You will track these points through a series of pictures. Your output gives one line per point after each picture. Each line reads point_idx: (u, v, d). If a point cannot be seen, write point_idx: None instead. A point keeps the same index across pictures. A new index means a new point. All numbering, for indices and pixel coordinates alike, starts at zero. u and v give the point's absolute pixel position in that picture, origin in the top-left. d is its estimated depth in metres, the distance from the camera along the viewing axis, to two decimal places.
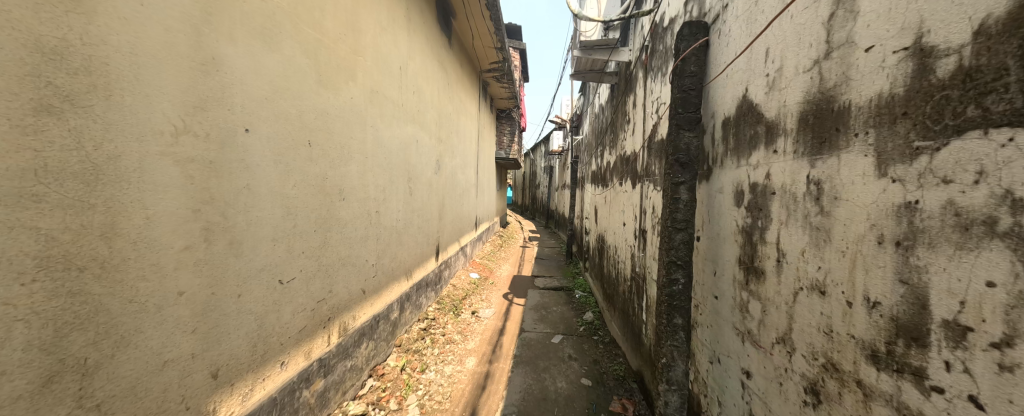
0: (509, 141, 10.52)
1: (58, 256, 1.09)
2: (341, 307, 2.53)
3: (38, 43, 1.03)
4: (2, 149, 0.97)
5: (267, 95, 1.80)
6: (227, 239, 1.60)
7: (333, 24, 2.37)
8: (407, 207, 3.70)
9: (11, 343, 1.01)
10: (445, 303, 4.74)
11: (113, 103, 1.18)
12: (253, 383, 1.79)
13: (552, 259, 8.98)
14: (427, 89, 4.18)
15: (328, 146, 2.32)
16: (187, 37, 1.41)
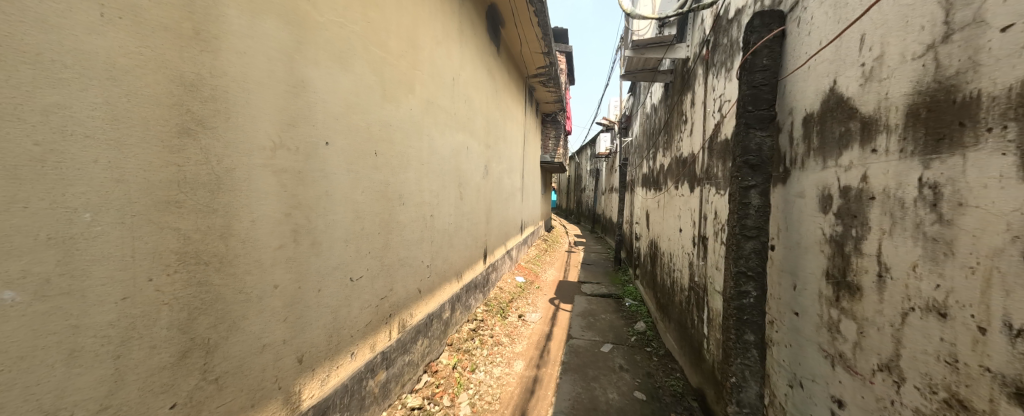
0: (555, 145, 10.48)
1: (192, 251, 1.27)
2: (400, 304, 2.70)
3: (183, 77, 1.23)
4: (156, 165, 1.16)
5: (341, 111, 2.01)
6: (310, 240, 1.80)
7: (395, 42, 2.57)
8: (457, 211, 3.84)
9: (160, 322, 1.20)
10: (492, 305, 4.84)
11: (230, 124, 1.39)
12: (329, 370, 1.99)
13: (598, 264, 8.76)
14: (477, 97, 4.34)
15: (390, 155, 2.51)
16: (282, 64, 1.63)
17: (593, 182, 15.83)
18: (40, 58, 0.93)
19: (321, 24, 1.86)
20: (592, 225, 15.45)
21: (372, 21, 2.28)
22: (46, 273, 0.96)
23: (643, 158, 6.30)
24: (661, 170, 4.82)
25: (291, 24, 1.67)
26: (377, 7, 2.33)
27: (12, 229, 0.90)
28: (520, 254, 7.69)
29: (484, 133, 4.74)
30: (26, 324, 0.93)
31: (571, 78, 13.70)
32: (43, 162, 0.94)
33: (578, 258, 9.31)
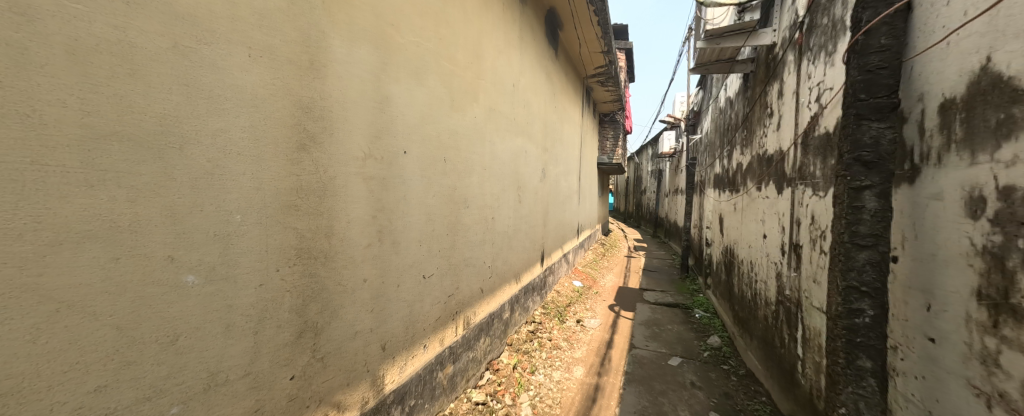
0: (614, 145, 10.11)
1: (306, 248, 1.48)
2: (464, 302, 2.84)
3: (300, 101, 1.44)
4: (282, 174, 1.37)
5: (417, 122, 2.19)
6: (391, 239, 1.99)
7: (463, 54, 2.72)
8: (516, 214, 3.91)
9: (283, 306, 1.40)
10: (550, 308, 4.81)
11: (333, 138, 1.60)
12: (406, 359, 2.17)
13: (663, 271, 8.24)
14: (535, 101, 4.38)
15: (457, 161, 2.66)
16: (371, 83, 1.83)
17: (655, 183, 14.98)
18: (212, 94, 1.10)
19: (401, 44, 2.05)
20: (654, 228, 14.62)
21: (442, 37, 2.44)
22: (213, 262, 1.13)
23: (715, 157, 5.79)
24: (738, 169, 4.37)
25: (377, 47, 1.86)
26: (446, 23, 2.49)
27: (194, 226, 1.07)
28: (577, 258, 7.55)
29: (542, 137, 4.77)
30: (201, 300, 1.10)
31: (631, 75, 13.13)
32: (212, 173, 1.11)
33: (640, 264, 8.86)
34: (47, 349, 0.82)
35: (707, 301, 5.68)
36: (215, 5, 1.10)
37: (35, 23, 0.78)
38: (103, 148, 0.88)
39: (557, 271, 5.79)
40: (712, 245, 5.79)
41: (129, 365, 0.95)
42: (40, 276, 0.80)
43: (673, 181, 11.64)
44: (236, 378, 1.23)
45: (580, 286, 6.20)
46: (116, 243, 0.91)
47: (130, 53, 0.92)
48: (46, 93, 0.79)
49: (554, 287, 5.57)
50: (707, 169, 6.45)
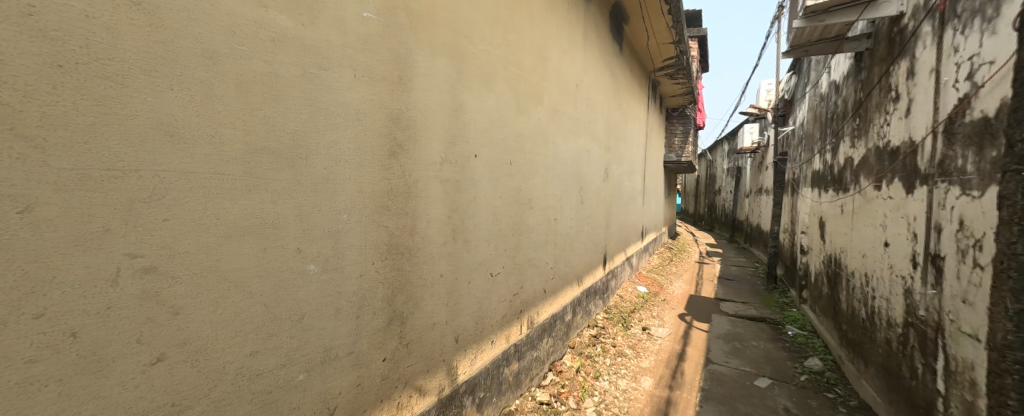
0: (683, 141, 9.38)
1: (394, 245, 1.64)
2: (528, 302, 2.89)
3: (392, 113, 1.60)
4: (377, 179, 1.53)
5: (485, 126, 2.27)
6: (462, 238, 2.11)
7: (528, 58, 2.76)
8: (578, 215, 3.83)
9: (377, 295, 1.56)
10: (614, 313, 4.61)
11: (416, 145, 1.75)
12: (476, 353, 2.28)
13: (743, 280, 7.41)
14: (599, 100, 4.26)
15: (522, 162, 2.71)
16: (447, 93, 1.96)
17: (732, 183, 13.56)
18: (326, 111, 1.27)
19: (474, 53, 2.16)
20: (732, 232, 13.24)
21: (509, 43, 2.51)
22: (326, 254, 1.31)
23: (814, 152, 5.01)
24: (846, 165, 3.72)
25: (453, 58, 1.98)
26: (513, 30, 2.55)
27: (314, 223, 1.25)
28: (641, 262, 7.13)
29: (606, 136, 4.62)
30: (319, 286, 1.29)
31: (704, 64, 12.04)
32: (327, 178, 1.29)
33: (715, 272, 8.09)
34: (221, 320, 0.98)
35: (801, 316, 4.97)
36: (330, 35, 1.28)
37: (218, 63, 0.95)
38: (257, 160, 1.05)
39: (620, 275, 5.54)
40: (809, 253, 5.04)
41: (271, 336, 1.12)
42: (218, 261, 0.97)
43: (756, 180, 10.41)
44: (344, 355, 1.41)
45: (647, 292, 5.85)
46: (265, 236, 1.08)
47: (270, 82, 1.08)
48: (223, 119, 0.96)
49: (617, 291, 5.33)
50: (802, 165, 5.63)
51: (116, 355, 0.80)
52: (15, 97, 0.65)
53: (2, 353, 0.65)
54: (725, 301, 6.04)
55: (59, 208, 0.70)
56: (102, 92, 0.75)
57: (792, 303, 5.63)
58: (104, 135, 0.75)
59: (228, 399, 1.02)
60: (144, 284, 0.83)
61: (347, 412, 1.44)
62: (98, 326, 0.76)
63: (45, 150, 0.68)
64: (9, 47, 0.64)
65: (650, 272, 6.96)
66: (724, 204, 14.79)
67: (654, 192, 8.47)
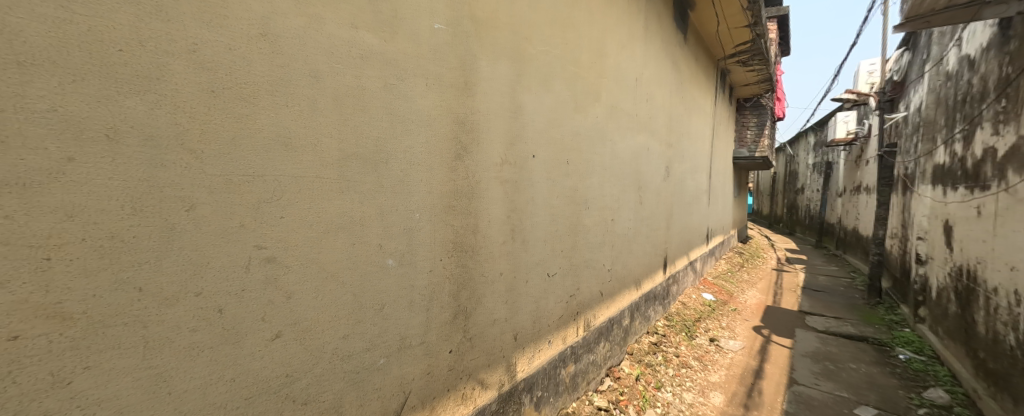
0: (758, 135, 8.46)
1: (459, 243, 1.72)
2: (585, 304, 2.83)
3: (457, 118, 1.67)
4: (445, 180, 1.62)
5: (543, 127, 2.27)
6: (520, 238, 2.14)
7: (586, 55, 2.70)
8: (637, 216, 3.65)
9: (445, 290, 1.65)
10: (676, 321, 4.31)
11: (480, 148, 1.82)
12: (533, 352, 2.29)
13: (835, 292, 6.47)
14: (660, 94, 4.02)
15: (579, 162, 2.66)
16: (508, 95, 2.00)
17: (819, 180, 11.92)
18: (401, 119, 1.38)
19: (534, 55, 2.17)
20: (818, 236, 11.65)
21: (567, 41, 2.48)
22: (402, 250, 1.42)
23: (936, 142, 4.19)
24: (985, 157, 3.04)
25: (513, 61, 2.02)
26: (572, 28, 2.52)
27: (392, 221, 1.36)
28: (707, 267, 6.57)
29: (668, 132, 4.35)
30: (395, 279, 1.40)
31: (784, 47, 10.74)
32: (401, 180, 1.39)
33: (799, 281, 7.18)
34: (320, 305, 1.12)
35: (917, 338, 4.18)
36: (406, 48, 1.38)
37: (320, 80, 1.08)
38: (347, 165, 1.18)
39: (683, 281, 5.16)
40: (928, 262, 4.22)
41: (358, 323, 1.25)
42: (319, 254, 1.10)
43: (852, 176, 9.01)
44: (416, 344, 1.51)
45: (714, 300, 5.37)
46: (353, 232, 1.21)
47: (357, 94, 1.20)
48: (323, 129, 1.10)
49: (680, 297, 4.97)
50: (918, 158, 4.74)
51: (249, 329, 0.94)
52: (185, 118, 0.80)
53: (175, 323, 0.80)
54: (811, 314, 5.33)
55: (212, 207, 0.85)
56: (240, 110, 0.89)
57: (903, 322, 4.77)
58: (242, 145, 0.90)
59: (325, 376, 1.15)
60: (267, 271, 0.97)
61: (419, 397, 1.54)
62: (237, 304, 0.91)
63: (202, 160, 0.83)
64: (181, 78, 0.79)
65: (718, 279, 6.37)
66: (809, 203, 13.05)
67: (722, 192, 7.77)
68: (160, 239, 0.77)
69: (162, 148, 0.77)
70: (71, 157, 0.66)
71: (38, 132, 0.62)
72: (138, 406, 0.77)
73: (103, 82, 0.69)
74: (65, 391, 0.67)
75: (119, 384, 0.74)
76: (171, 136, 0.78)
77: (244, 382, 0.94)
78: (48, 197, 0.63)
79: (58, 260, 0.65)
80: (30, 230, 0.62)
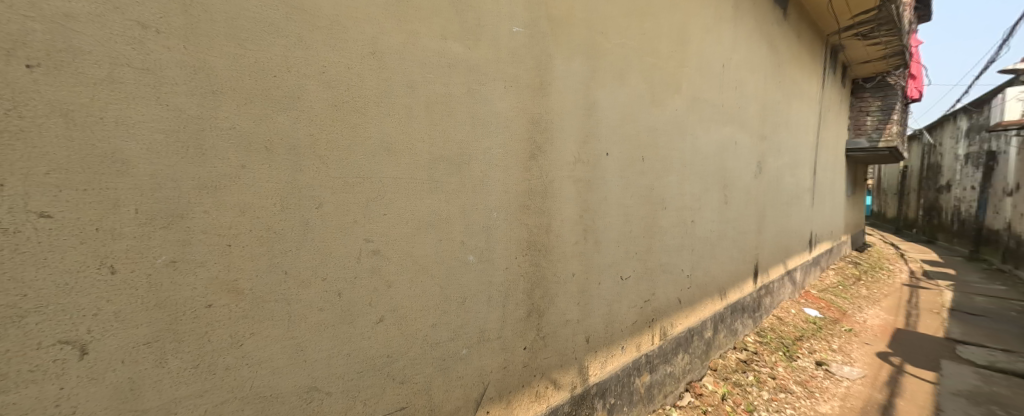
0: (883, 121, 7.00)
1: (533, 242, 1.73)
2: (661, 311, 2.64)
3: (533, 118, 1.69)
4: (521, 180, 1.65)
5: (618, 123, 2.18)
6: (593, 238, 2.08)
7: (666, 44, 2.52)
8: (721, 217, 3.29)
9: (520, 287, 1.68)
10: (771, 337, 3.79)
11: (554, 146, 1.81)
12: (606, 358, 2.22)
13: (1002, 318, 5.07)
14: (753, 80, 3.58)
15: (656, 159, 2.50)
16: (582, 92, 1.95)
17: (975, 175, 9.46)
18: (482, 121, 1.44)
19: (609, 49, 2.09)
20: (973, 246, 9.25)
21: (645, 31, 2.34)
22: (482, 246, 1.48)
23: None
24: None
25: (589, 57, 1.97)
26: (650, 16, 2.37)
27: (472, 219, 1.43)
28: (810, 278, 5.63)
29: (761, 122, 3.84)
30: (476, 275, 1.47)
31: (923, 12, 8.71)
32: (481, 180, 1.46)
33: (944, 301, 5.78)
34: (413, 295, 1.23)
35: None
36: (486, 54, 1.44)
37: (414, 90, 1.19)
38: (435, 167, 1.27)
39: (779, 293, 4.49)
40: None
41: (443, 314, 1.34)
42: (412, 248, 1.21)
43: None
44: (493, 338, 1.57)
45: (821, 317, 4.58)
46: (440, 229, 1.30)
47: (442, 100, 1.29)
48: (416, 135, 1.20)
49: (775, 311, 4.34)
50: None
51: (359, 311, 1.07)
52: (315, 129, 0.94)
53: (309, 301, 0.96)
54: (964, 344, 4.25)
55: (334, 204, 0.99)
56: (354, 121, 1.03)
57: None
58: (353, 151, 1.02)
59: (416, 361, 1.26)
60: (373, 262, 1.10)
61: (496, 390, 1.60)
62: (351, 288, 1.05)
63: (327, 164, 0.97)
64: (313, 97, 0.94)
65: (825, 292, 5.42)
66: (957, 204, 10.44)
67: (831, 191, 6.59)
68: (298, 230, 0.92)
69: (301, 156, 0.92)
70: (244, 164, 0.82)
71: (224, 145, 0.79)
72: (285, 369, 0.92)
73: (262, 103, 0.85)
74: (238, 351, 0.84)
75: (272, 349, 0.90)
76: (306, 145, 0.93)
77: (357, 357, 1.08)
78: (230, 196, 0.80)
79: (235, 246, 0.82)
80: (218, 222, 0.79)
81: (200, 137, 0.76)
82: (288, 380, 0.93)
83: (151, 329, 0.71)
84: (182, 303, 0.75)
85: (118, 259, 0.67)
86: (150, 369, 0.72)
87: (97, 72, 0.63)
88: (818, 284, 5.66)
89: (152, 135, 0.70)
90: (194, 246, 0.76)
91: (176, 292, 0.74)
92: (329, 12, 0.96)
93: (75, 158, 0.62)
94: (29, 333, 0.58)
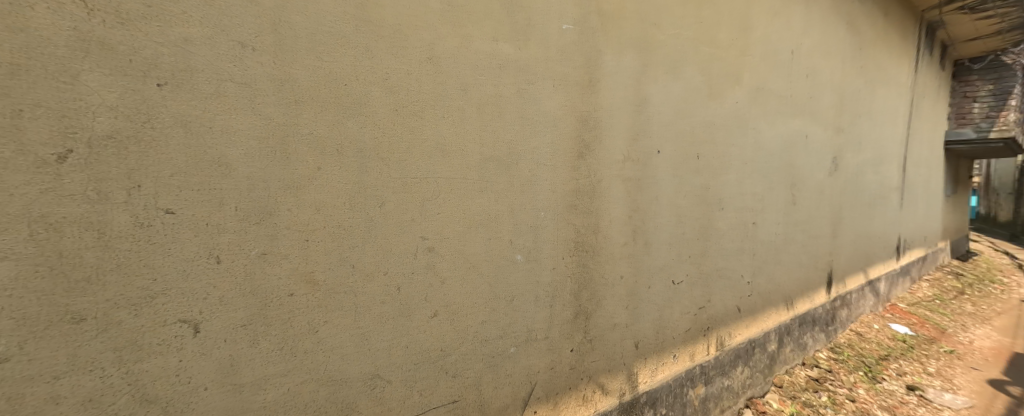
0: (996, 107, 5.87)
1: (581, 242, 1.70)
2: (718, 319, 2.47)
3: (582, 116, 1.66)
4: (568, 179, 1.62)
5: (670, 119, 2.07)
6: (644, 239, 2.00)
7: (726, 32, 2.33)
8: (789, 220, 2.98)
9: (567, 287, 1.66)
10: (850, 355, 3.36)
11: (603, 144, 1.76)
12: (656, 365, 2.11)
13: None
14: (829, 67, 3.20)
15: (714, 156, 2.33)
16: (633, 88, 1.87)
17: None
18: (530, 120, 1.44)
19: (662, 40, 1.99)
20: None
21: (703, 20, 2.19)
22: (530, 245, 1.49)
23: None
24: None
25: (640, 50, 1.88)
26: (708, 2, 2.21)
27: (521, 218, 1.44)
28: (898, 290, 4.93)
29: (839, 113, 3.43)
30: (524, 274, 1.47)
31: None
32: (530, 180, 1.46)
33: None
34: (466, 290, 1.27)
35: None
36: (535, 53, 1.44)
37: (467, 92, 1.22)
38: (486, 166, 1.30)
39: (859, 305, 3.98)
40: None
41: (492, 311, 1.37)
42: (463, 246, 1.25)
43: None
44: (540, 338, 1.56)
45: (913, 335, 3.99)
46: (490, 228, 1.33)
47: (492, 101, 1.30)
48: (468, 136, 1.23)
49: (853, 325, 3.85)
50: None
51: (415, 305, 1.13)
52: (379, 133, 1.01)
53: (372, 293, 1.02)
54: None
55: (395, 203, 1.05)
56: (413, 124, 1.08)
57: None
58: (411, 153, 1.08)
59: (466, 356, 1.29)
60: (429, 258, 1.15)
61: (543, 390, 1.59)
62: (408, 283, 1.10)
63: (389, 166, 1.03)
64: (376, 102, 1.00)
65: (918, 306, 4.71)
66: None
67: (926, 190, 5.72)
68: (362, 226, 0.99)
69: (367, 158, 0.99)
70: (319, 167, 0.90)
71: (304, 150, 0.87)
72: (352, 355, 1.00)
73: (333, 110, 0.92)
74: (314, 337, 0.92)
75: (342, 337, 0.97)
76: (370, 147, 0.99)
77: (413, 349, 1.14)
78: (307, 196, 0.89)
79: (312, 241, 0.90)
80: (299, 219, 0.88)
81: (285, 143, 0.84)
82: (355, 367, 1.01)
83: (247, 313, 0.81)
84: (271, 290, 0.84)
85: (222, 251, 0.77)
86: (246, 348, 0.81)
87: (208, 87, 0.73)
88: (909, 297, 4.93)
89: (249, 141, 0.79)
90: (280, 240, 0.85)
91: (266, 281, 0.83)
92: (391, 22, 1.02)
93: (191, 163, 0.72)
94: (158, 311, 0.69)
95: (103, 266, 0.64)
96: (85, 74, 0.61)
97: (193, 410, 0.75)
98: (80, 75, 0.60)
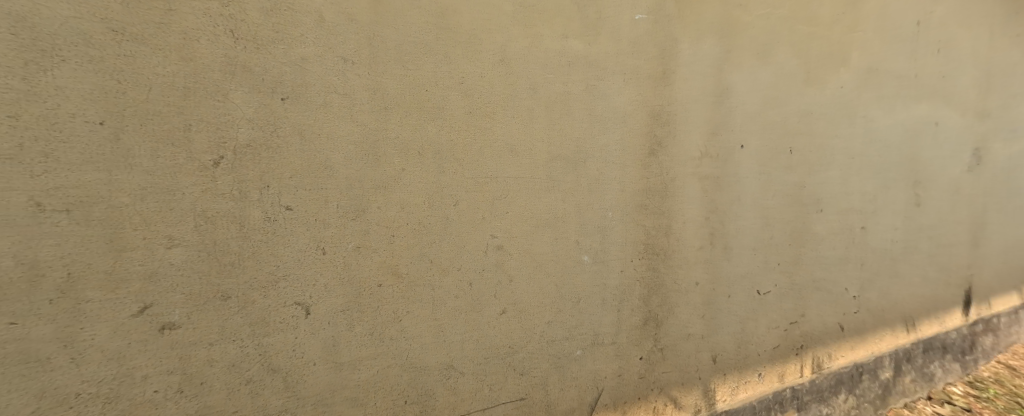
0: None
1: (651, 245, 1.60)
2: (816, 338, 2.14)
3: (654, 110, 1.56)
4: (637, 178, 1.54)
5: (758, 110, 1.84)
6: (724, 244, 1.81)
7: (831, 5, 2.01)
8: (914, 224, 2.48)
9: (636, 292, 1.57)
10: (1002, 394, 2.69)
11: (677, 139, 1.63)
12: (738, 383, 1.90)
13: None
14: (975, 36, 2.59)
15: (812, 149, 2.02)
16: (713, 77, 1.71)
17: None
18: (598, 117, 1.39)
19: (749, 22, 1.78)
20: None
21: None
22: (598, 246, 1.44)
23: None
24: None
25: (721, 35, 1.71)
26: None
27: (588, 218, 1.40)
28: None
29: (990, 93, 2.75)
30: (591, 275, 1.43)
31: None
32: (598, 178, 1.42)
33: None
34: (533, 289, 1.27)
35: None
36: (605, 46, 1.39)
37: (537, 92, 1.22)
38: (553, 166, 1.29)
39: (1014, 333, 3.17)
40: None
41: (558, 312, 1.35)
42: (530, 245, 1.25)
43: None
44: (607, 343, 1.51)
45: None
46: (557, 228, 1.32)
47: (560, 100, 1.29)
48: (537, 135, 1.23)
49: (1005, 357, 3.08)
50: None
51: (485, 301, 1.16)
52: (455, 135, 1.06)
53: (447, 287, 1.08)
54: None
55: (467, 202, 1.10)
56: (485, 125, 1.11)
57: None
58: (482, 153, 1.11)
59: (532, 354, 1.30)
60: (498, 256, 1.18)
61: (610, 397, 1.53)
62: (479, 280, 1.14)
63: (463, 166, 1.08)
64: (451, 106, 1.05)
65: None
66: None
67: None
68: (437, 224, 1.05)
69: (443, 159, 1.04)
70: (403, 168, 0.98)
71: (391, 152, 0.95)
72: (429, 345, 1.07)
73: (414, 114, 0.99)
74: (398, 325, 1.00)
75: (421, 327, 1.04)
76: (447, 148, 1.05)
77: (484, 343, 1.17)
78: (393, 194, 0.96)
79: (397, 237, 0.98)
80: (387, 216, 0.96)
81: (376, 147, 0.93)
82: (431, 356, 1.07)
83: (345, 299, 0.91)
84: (364, 280, 0.93)
85: (328, 244, 0.87)
86: (345, 331, 0.92)
87: (318, 99, 0.84)
88: None
89: (348, 146, 0.89)
90: (372, 234, 0.94)
91: (360, 272, 0.93)
92: (466, 28, 1.07)
93: (305, 166, 0.83)
94: (281, 293, 0.82)
95: (242, 254, 0.77)
96: (232, 93, 0.74)
97: (306, 381, 0.88)
98: (229, 94, 0.74)
